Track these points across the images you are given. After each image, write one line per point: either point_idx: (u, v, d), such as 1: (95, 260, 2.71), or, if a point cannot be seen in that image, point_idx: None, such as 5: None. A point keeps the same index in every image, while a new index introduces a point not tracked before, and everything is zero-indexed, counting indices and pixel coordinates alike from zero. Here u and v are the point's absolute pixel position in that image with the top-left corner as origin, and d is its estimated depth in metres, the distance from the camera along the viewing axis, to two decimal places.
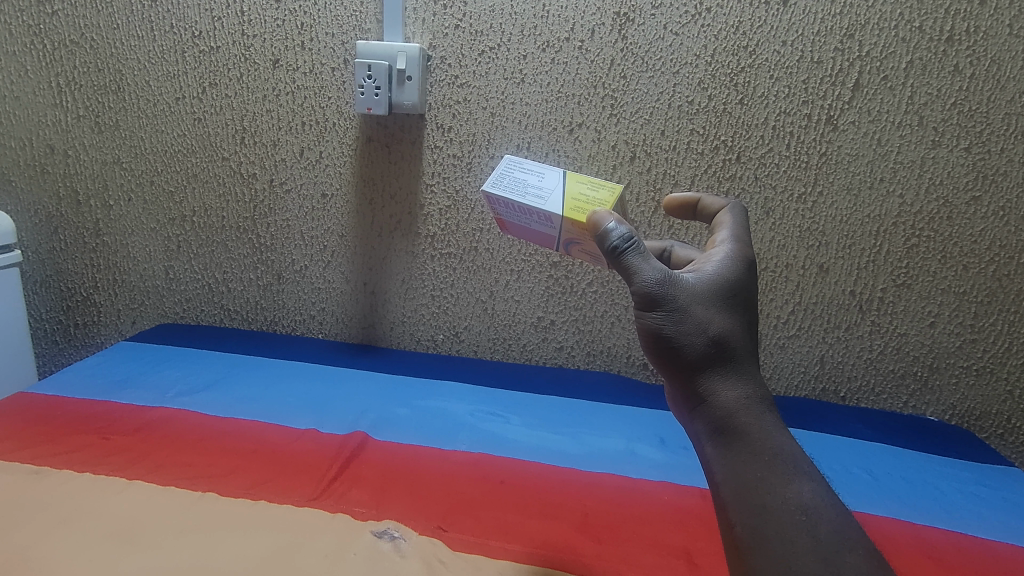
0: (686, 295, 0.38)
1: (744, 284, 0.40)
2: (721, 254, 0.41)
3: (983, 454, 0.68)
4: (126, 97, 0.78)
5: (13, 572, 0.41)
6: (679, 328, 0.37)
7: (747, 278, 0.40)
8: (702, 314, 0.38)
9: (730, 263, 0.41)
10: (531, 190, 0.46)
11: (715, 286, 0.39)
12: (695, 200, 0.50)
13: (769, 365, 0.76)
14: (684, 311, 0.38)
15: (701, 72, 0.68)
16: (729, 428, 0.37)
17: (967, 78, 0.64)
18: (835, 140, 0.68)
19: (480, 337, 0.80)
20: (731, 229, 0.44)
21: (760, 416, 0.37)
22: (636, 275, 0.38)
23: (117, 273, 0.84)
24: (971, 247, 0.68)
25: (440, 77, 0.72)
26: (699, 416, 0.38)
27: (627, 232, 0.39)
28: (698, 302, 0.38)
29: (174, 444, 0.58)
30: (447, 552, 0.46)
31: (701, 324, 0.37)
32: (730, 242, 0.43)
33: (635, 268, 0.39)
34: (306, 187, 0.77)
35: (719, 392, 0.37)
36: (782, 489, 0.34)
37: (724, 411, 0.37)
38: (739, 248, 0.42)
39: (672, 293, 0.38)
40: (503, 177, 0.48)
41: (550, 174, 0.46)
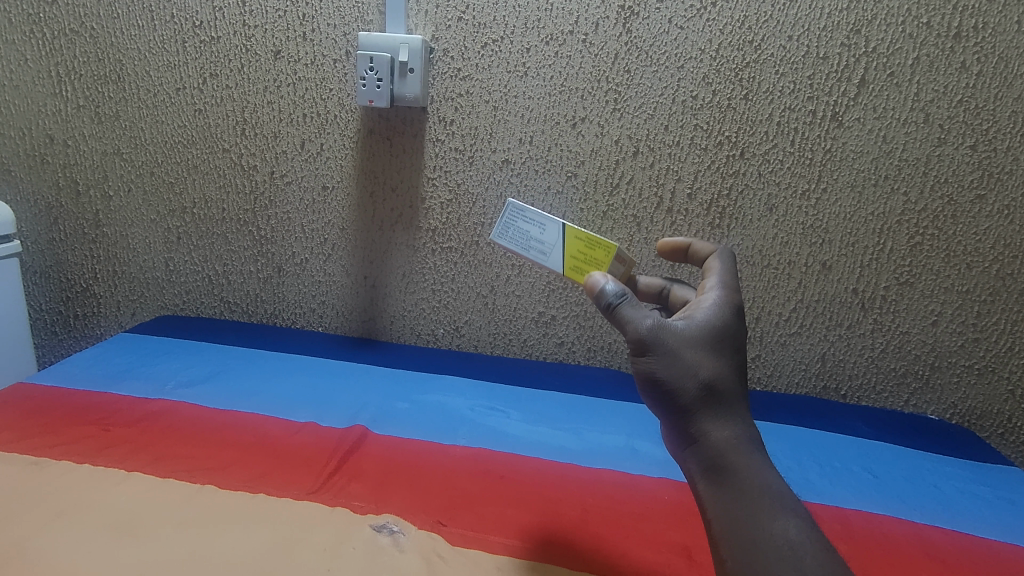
0: (676, 340, 0.39)
1: (732, 332, 0.40)
2: (709, 301, 0.42)
3: (984, 453, 0.68)
4: (126, 87, 0.77)
5: (10, 564, 0.41)
6: (671, 371, 0.38)
7: (736, 325, 0.41)
8: (691, 359, 0.38)
9: (719, 312, 0.41)
10: (534, 243, 0.48)
11: (705, 332, 0.39)
12: (685, 245, 0.51)
13: (771, 363, 0.76)
14: (674, 354, 0.38)
15: (706, 67, 0.67)
16: (720, 467, 0.36)
17: (974, 76, 0.64)
18: (840, 136, 0.67)
19: (480, 332, 0.80)
20: (719, 276, 0.44)
21: (749, 454, 0.37)
22: (628, 323, 0.39)
23: (117, 263, 0.83)
24: (975, 245, 0.68)
25: (442, 70, 0.72)
26: (691, 455, 0.38)
27: (620, 289, 0.41)
28: (688, 346, 0.38)
29: (173, 436, 0.58)
30: (446, 547, 0.46)
31: (691, 368, 0.38)
32: (719, 288, 0.43)
33: (631, 320, 0.39)
34: (307, 179, 0.77)
35: (709, 432, 0.37)
36: (770, 526, 0.34)
37: (714, 451, 0.37)
38: (727, 295, 0.42)
39: (661, 337, 0.38)
40: (508, 224, 0.49)
41: (553, 228, 0.47)
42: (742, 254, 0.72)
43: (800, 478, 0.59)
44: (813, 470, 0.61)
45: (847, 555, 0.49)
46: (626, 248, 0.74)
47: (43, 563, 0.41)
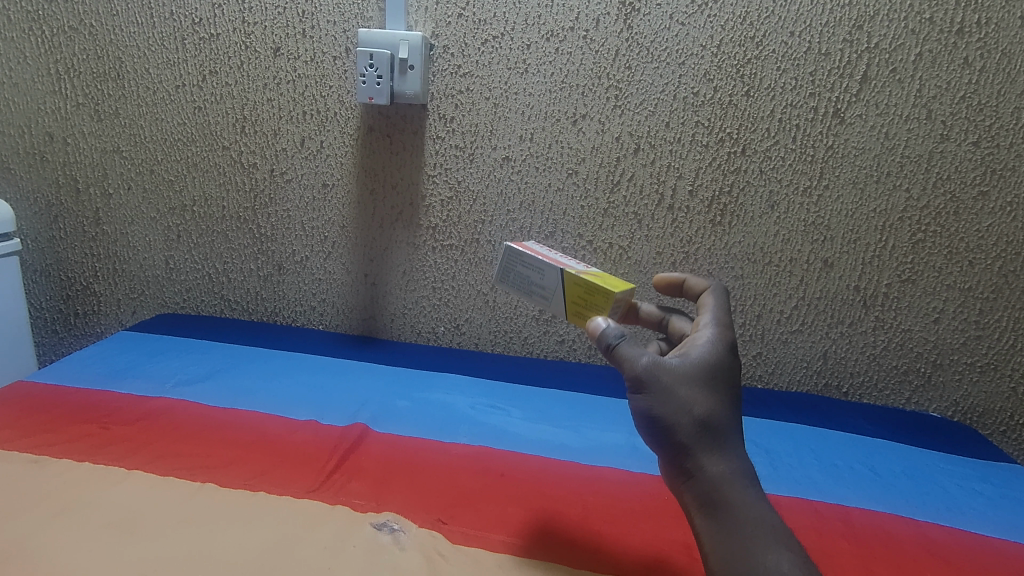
0: (671, 377, 0.41)
1: (725, 367, 0.42)
2: (703, 339, 0.44)
3: (986, 450, 0.67)
4: (126, 85, 0.77)
5: (12, 562, 0.41)
6: (666, 407, 0.40)
7: (729, 361, 0.43)
8: (686, 396, 0.40)
9: (714, 349, 0.43)
10: (536, 288, 0.51)
11: (699, 368, 0.41)
12: (680, 280, 0.53)
13: (772, 360, 0.76)
14: (669, 392, 0.40)
15: (707, 63, 0.67)
16: (715, 501, 0.38)
17: (977, 71, 0.64)
18: (842, 133, 0.67)
19: (481, 329, 0.80)
20: (713, 313, 0.47)
21: (743, 489, 0.38)
22: (628, 364, 0.41)
23: (117, 262, 0.83)
24: (978, 242, 0.68)
25: (442, 67, 0.71)
26: (688, 488, 0.39)
27: (620, 330, 0.43)
28: (683, 383, 0.40)
29: (174, 434, 0.58)
30: (447, 545, 0.46)
31: (686, 405, 0.40)
32: (713, 325, 0.45)
33: (628, 358, 0.41)
34: (307, 177, 0.77)
35: (705, 466, 0.39)
36: (763, 559, 0.35)
37: (710, 485, 0.38)
38: (721, 332, 0.44)
39: (657, 375, 0.41)
40: (512, 268, 0.52)
41: (549, 273, 0.49)
42: (743, 252, 0.72)
43: (800, 475, 0.59)
44: (814, 468, 0.61)
45: (848, 553, 0.48)
46: (627, 246, 0.74)
47: (44, 561, 0.41)
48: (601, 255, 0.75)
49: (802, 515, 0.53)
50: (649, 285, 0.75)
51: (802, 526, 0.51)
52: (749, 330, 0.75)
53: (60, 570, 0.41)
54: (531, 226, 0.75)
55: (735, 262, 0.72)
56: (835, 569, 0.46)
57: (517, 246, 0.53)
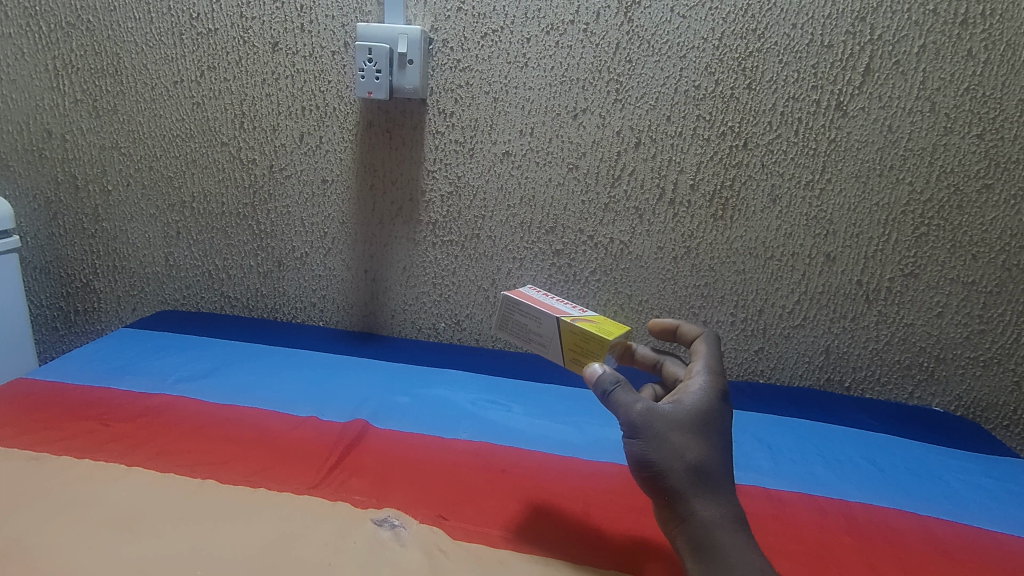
0: (665, 423, 0.41)
1: (718, 415, 0.42)
2: (696, 386, 0.44)
3: (989, 444, 0.67)
4: (124, 80, 0.77)
5: (10, 559, 0.41)
6: (659, 453, 0.40)
7: (722, 410, 0.43)
8: (678, 442, 0.40)
9: (706, 397, 0.43)
10: (534, 335, 0.51)
11: (694, 416, 0.41)
12: (674, 326, 0.53)
13: (774, 356, 0.75)
14: (663, 438, 0.40)
15: (708, 56, 0.67)
16: (707, 546, 0.38)
17: (981, 63, 0.63)
18: (844, 126, 0.66)
19: (481, 325, 0.80)
20: (706, 359, 0.47)
21: (733, 533, 0.38)
22: (623, 408, 0.42)
23: (117, 259, 0.83)
24: (981, 236, 0.67)
25: (441, 61, 0.71)
26: (680, 532, 0.39)
27: (615, 375, 0.43)
28: (676, 429, 0.41)
29: (174, 431, 0.58)
30: (449, 542, 0.46)
31: (679, 451, 0.40)
32: (705, 372, 0.45)
33: (622, 404, 0.42)
34: (305, 173, 0.76)
35: (697, 510, 0.39)
36: None
37: (701, 529, 0.38)
38: (713, 380, 0.45)
39: (650, 422, 0.41)
40: (511, 316, 0.53)
41: (546, 322, 0.50)
42: (745, 246, 0.72)
43: (803, 471, 0.59)
44: (817, 463, 0.60)
45: (849, 548, 0.48)
46: (628, 241, 0.73)
47: (42, 558, 0.41)
48: (602, 250, 0.74)
49: (804, 510, 0.53)
50: (650, 280, 0.74)
51: (805, 521, 0.51)
52: (751, 325, 0.74)
53: (59, 567, 0.41)
54: (531, 221, 0.74)
55: (737, 256, 0.72)
56: (838, 565, 0.46)
57: (515, 294, 0.53)
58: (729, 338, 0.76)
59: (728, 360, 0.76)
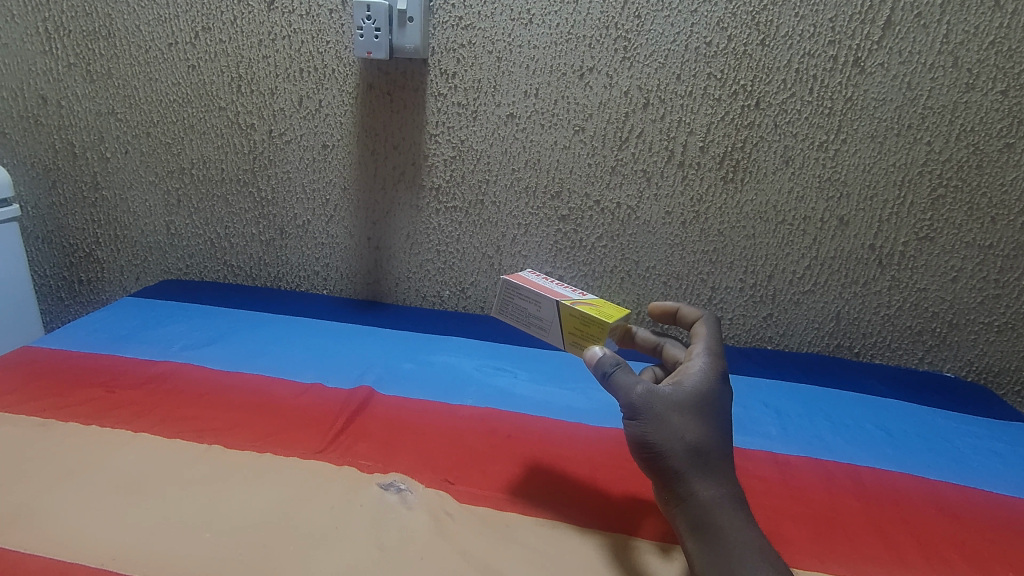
0: (665, 404, 0.41)
1: (719, 398, 0.42)
2: (696, 368, 0.44)
3: (1000, 410, 0.66)
4: (117, 43, 0.75)
5: (20, 522, 0.42)
6: (659, 435, 0.40)
7: (722, 392, 0.43)
8: (678, 424, 0.40)
9: (706, 379, 0.43)
10: (534, 319, 0.50)
11: (693, 397, 0.41)
12: (674, 309, 0.53)
13: (783, 322, 0.74)
14: (662, 419, 0.40)
15: (720, 11, 0.64)
16: (706, 527, 0.37)
17: (1009, 15, 0.60)
18: (861, 84, 0.64)
19: (486, 292, 0.79)
20: (705, 342, 0.47)
21: (733, 512, 0.38)
22: (625, 390, 0.41)
23: (118, 228, 0.82)
24: (1001, 198, 0.65)
25: (442, 19, 0.68)
26: (679, 513, 0.39)
27: (616, 357, 0.43)
28: (676, 411, 0.40)
29: (180, 397, 0.58)
30: (454, 505, 0.46)
31: (678, 433, 0.40)
32: (705, 354, 0.45)
33: (622, 385, 0.42)
34: (306, 137, 0.75)
35: (696, 491, 0.38)
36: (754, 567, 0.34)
37: (700, 510, 0.38)
38: (713, 362, 0.45)
39: (650, 403, 0.40)
40: (510, 301, 0.52)
41: (546, 305, 0.49)
42: (756, 210, 0.70)
43: (811, 436, 0.59)
44: (825, 428, 0.60)
45: (857, 512, 0.48)
46: (635, 206, 0.72)
47: (51, 521, 0.42)
48: (608, 215, 0.73)
49: (811, 474, 0.53)
50: (657, 245, 0.73)
51: (812, 485, 0.51)
52: (760, 291, 0.73)
53: (69, 529, 0.41)
54: (536, 185, 0.73)
55: (747, 221, 0.70)
56: (845, 530, 0.46)
57: (515, 278, 0.53)
58: (737, 305, 0.75)
59: (735, 327, 0.76)
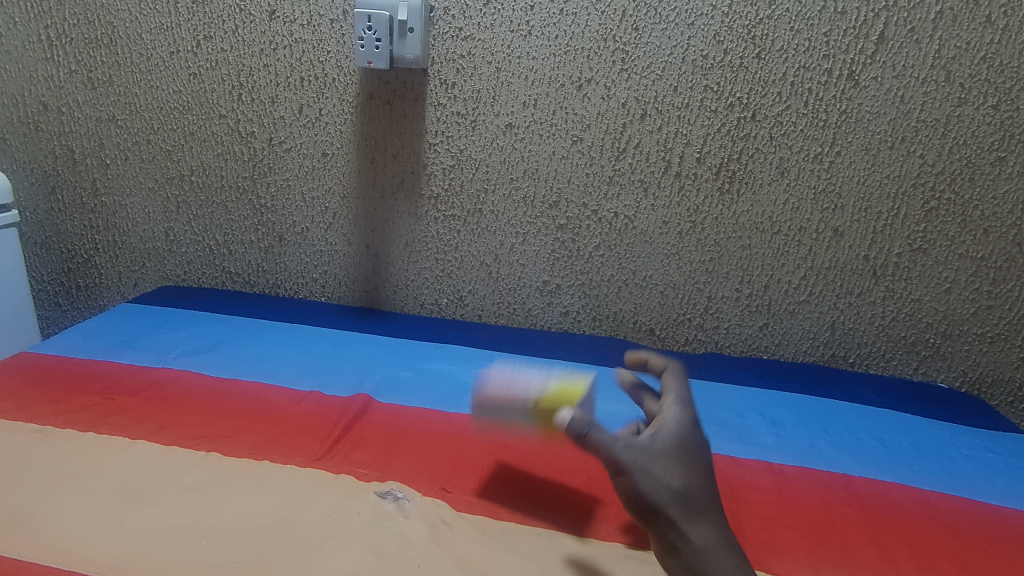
0: (646, 455, 0.40)
1: (696, 446, 0.42)
2: (670, 420, 0.43)
3: (994, 421, 0.67)
4: (119, 51, 0.75)
5: (16, 528, 0.42)
6: (649, 485, 0.38)
7: (698, 441, 0.43)
8: (663, 473, 0.39)
9: (682, 427, 0.43)
10: None
11: (673, 446, 0.41)
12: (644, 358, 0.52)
13: (779, 332, 0.75)
14: (649, 471, 0.39)
15: (717, 23, 0.65)
16: (697, 563, 0.37)
17: (999, 31, 0.61)
18: (855, 97, 0.65)
19: (484, 301, 0.79)
20: (675, 393, 0.47)
21: (724, 548, 0.38)
22: (607, 447, 0.40)
23: (116, 234, 0.82)
24: (993, 210, 0.66)
25: (443, 29, 0.69)
26: (671, 550, 0.39)
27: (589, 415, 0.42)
28: (660, 461, 0.40)
29: (178, 404, 0.58)
30: (452, 514, 0.46)
31: (664, 483, 0.39)
32: (677, 403, 0.45)
33: (603, 441, 0.40)
34: (306, 146, 0.75)
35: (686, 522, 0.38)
36: None
37: (692, 547, 0.38)
38: (685, 412, 0.44)
39: (633, 456, 0.39)
40: None
41: None
42: (751, 221, 0.71)
43: (806, 446, 0.59)
44: (820, 438, 0.60)
45: (853, 521, 0.49)
46: (632, 216, 0.72)
47: (47, 526, 0.42)
48: (606, 224, 0.73)
49: (806, 483, 0.53)
50: (654, 255, 0.74)
51: (807, 494, 0.51)
52: (756, 301, 0.74)
53: (64, 535, 0.41)
54: (535, 195, 0.73)
55: (743, 231, 0.71)
56: (839, 539, 0.47)
57: None
58: (733, 315, 0.75)
59: (731, 336, 0.76)
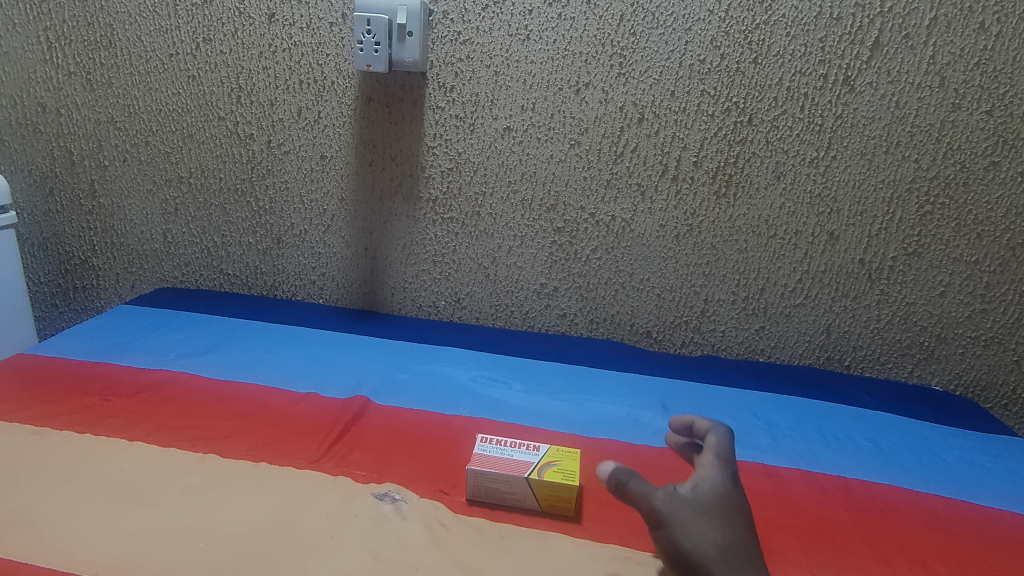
0: (686, 508, 0.41)
1: (734, 503, 0.43)
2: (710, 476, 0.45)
3: (988, 423, 0.67)
4: (118, 53, 0.75)
5: (14, 529, 0.42)
6: (688, 537, 0.39)
7: (737, 498, 0.44)
8: (702, 526, 0.40)
9: (722, 485, 0.44)
10: None
11: (713, 501, 0.42)
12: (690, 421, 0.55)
13: (775, 335, 0.75)
14: (688, 522, 0.40)
15: (714, 28, 0.65)
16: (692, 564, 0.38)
17: (992, 37, 0.62)
18: (851, 102, 0.65)
19: (482, 303, 0.79)
20: (715, 452, 0.48)
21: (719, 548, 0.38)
22: (645, 499, 0.41)
23: (114, 235, 0.82)
24: (987, 214, 0.67)
25: (441, 33, 0.69)
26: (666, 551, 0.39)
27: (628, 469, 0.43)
28: (700, 515, 0.40)
29: (176, 406, 0.58)
30: (449, 515, 0.46)
31: (703, 535, 0.39)
32: (714, 461, 0.47)
33: (642, 493, 0.42)
34: (305, 148, 0.75)
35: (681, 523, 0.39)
36: None
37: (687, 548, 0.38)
38: (724, 471, 0.46)
39: (672, 507, 0.41)
40: None
41: None
42: (748, 224, 0.71)
43: (802, 448, 0.59)
44: (816, 441, 0.61)
45: (848, 523, 0.49)
46: (629, 219, 0.73)
47: (45, 527, 0.42)
48: (603, 228, 0.74)
49: (801, 485, 0.53)
50: (651, 258, 0.74)
51: (802, 496, 0.52)
52: (753, 304, 0.74)
53: (62, 536, 0.41)
54: (532, 198, 0.74)
55: (739, 235, 0.72)
56: (833, 540, 0.47)
57: None
58: (730, 318, 0.75)
59: (728, 339, 0.76)
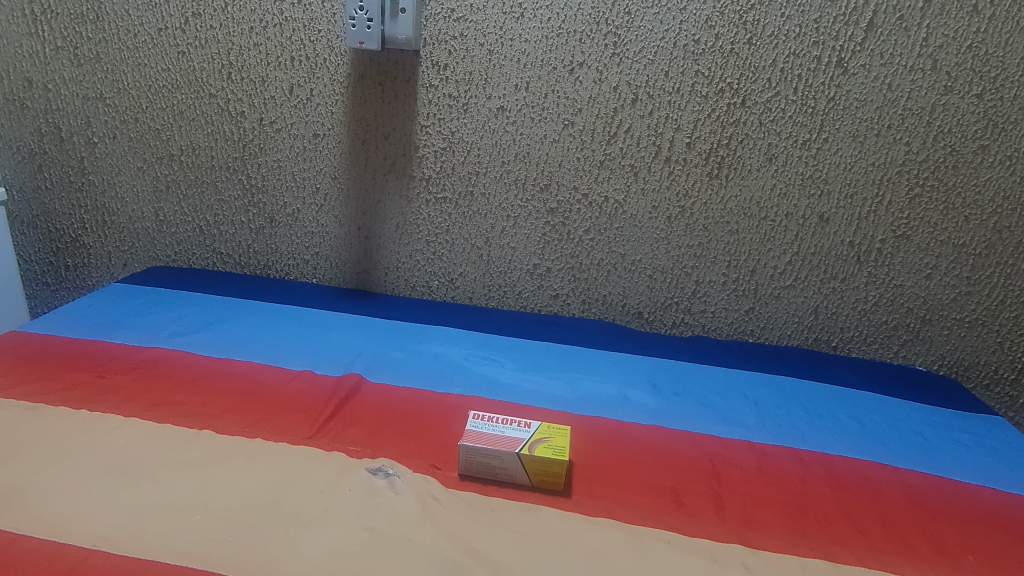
0: None
1: None
2: None
3: (971, 403, 0.68)
4: (105, 27, 0.74)
5: (13, 503, 0.42)
6: None
7: None
8: None
9: None
10: None
11: None
12: None
13: (764, 315, 0.76)
14: None
15: (709, 8, 0.65)
16: None
17: (986, 20, 0.62)
18: (844, 84, 0.65)
19: (475, 283, 0.80)
20: None
21: None
22: None
23: (105, 213, 0.82)
24: (975, 198, 0.67)
25: (435, 10, 0.69)
26: None
27: None
28: None
29: (170, 382, 0.58)
30: (441, 490, 0.47)
31: None
32: None
33: None
34: (297, 127, 0.75)
35: None
36: None
37: None
38: None
39: None
40: None
41: None
42: (739, 206, 0.71)
43: (787, 426, 0.61)
44: (801, 419, 0.62)
45: (830, 498, 0.50)
46: (622, 200, 0.73)
47: (43, 501, 0.42)
48: (596, 209, 0.74)
49: (786, 462, 0.55)
50: (644, 239, 0.74)
51: (787, 472, 0.53)
52: (743, 285, 0.75)
53: (60, 509, 0.42)
54: (526, 178, 0.74)
55: (731, 217, 0.72)
56: (814, 513, 0.48)
57: None
58: (720, 299, 0.76)
59: (718, 320, 0.77)
